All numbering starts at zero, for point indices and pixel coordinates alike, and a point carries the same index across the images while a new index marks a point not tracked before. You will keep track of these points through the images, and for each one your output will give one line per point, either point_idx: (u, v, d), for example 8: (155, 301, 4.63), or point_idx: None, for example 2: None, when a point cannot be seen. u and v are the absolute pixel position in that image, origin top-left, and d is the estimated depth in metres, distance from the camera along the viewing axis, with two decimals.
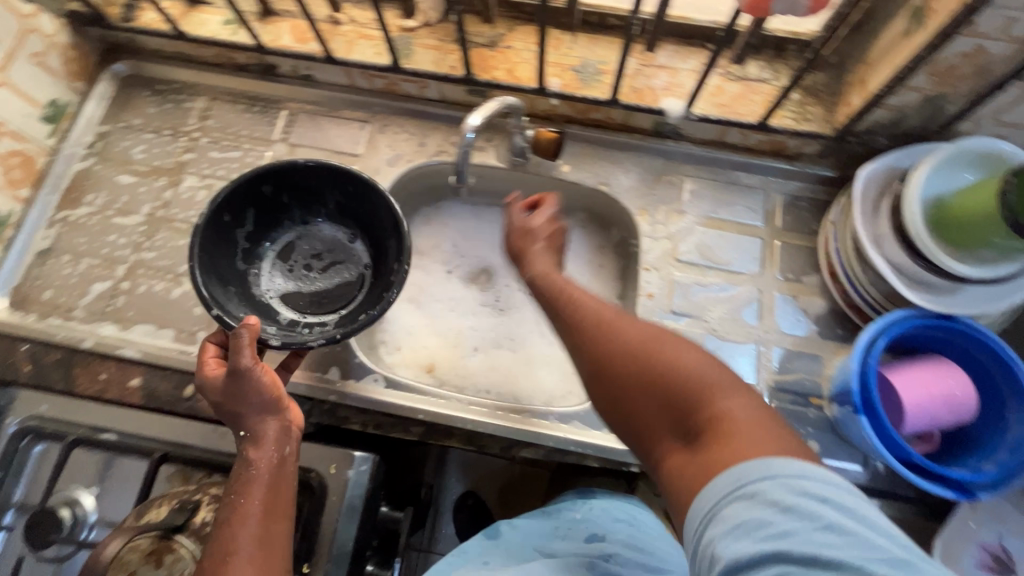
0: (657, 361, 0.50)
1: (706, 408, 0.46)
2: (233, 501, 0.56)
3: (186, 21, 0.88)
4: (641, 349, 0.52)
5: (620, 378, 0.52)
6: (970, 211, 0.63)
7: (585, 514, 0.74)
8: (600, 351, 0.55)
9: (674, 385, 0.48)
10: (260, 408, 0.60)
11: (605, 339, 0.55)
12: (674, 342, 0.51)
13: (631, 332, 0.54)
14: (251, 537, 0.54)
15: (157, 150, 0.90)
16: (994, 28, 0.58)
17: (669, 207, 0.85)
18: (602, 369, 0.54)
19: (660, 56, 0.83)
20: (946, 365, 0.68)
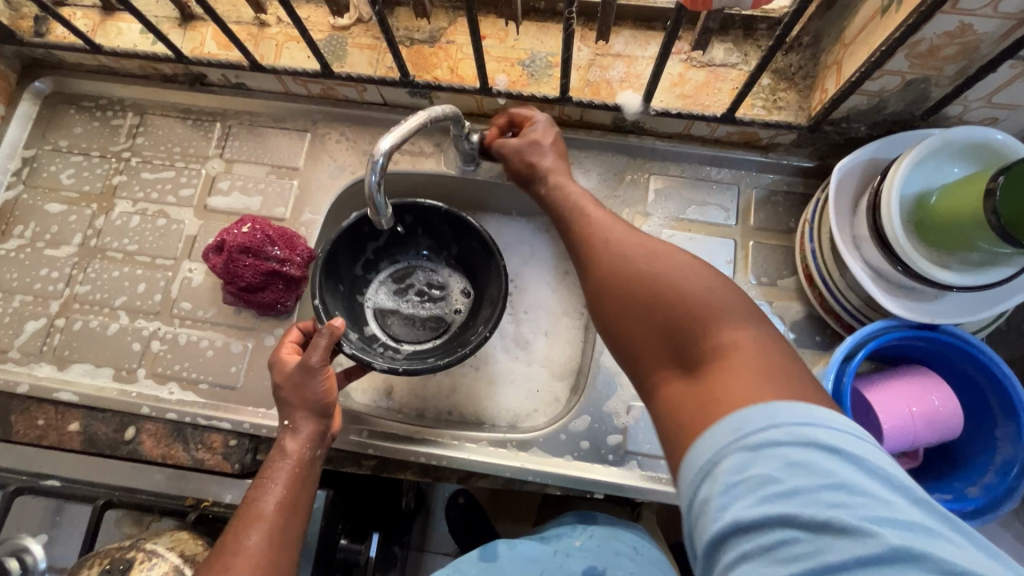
0: (663, 286, 0.47)
1: (709, 337, 0.43)
2: (254, 496, 0.55)
3: (101, 31, 0.81)
4: (646, 274, 0.48)
5: (621, 303, 0.49)
6: (954, 213, 0.56)
7: (585, 543, 0.68)
8: (605, 273, 0.51)
9: (676, 309, 0.45)
10: (315, 407, 0.60)
11: (609, 264, 0.52)
12: (694, 272, 0.47)
13: (638, 257, 0.50)
14: (259, 540, 0.52)
15: (87, 173, 0.84)
16: (979, 4, 0.50)
17: (633, 209, 0.78)
18: (602, 292, 0.51)
19: (616, 43, 0.75)
20: (930, 379, 0.62)
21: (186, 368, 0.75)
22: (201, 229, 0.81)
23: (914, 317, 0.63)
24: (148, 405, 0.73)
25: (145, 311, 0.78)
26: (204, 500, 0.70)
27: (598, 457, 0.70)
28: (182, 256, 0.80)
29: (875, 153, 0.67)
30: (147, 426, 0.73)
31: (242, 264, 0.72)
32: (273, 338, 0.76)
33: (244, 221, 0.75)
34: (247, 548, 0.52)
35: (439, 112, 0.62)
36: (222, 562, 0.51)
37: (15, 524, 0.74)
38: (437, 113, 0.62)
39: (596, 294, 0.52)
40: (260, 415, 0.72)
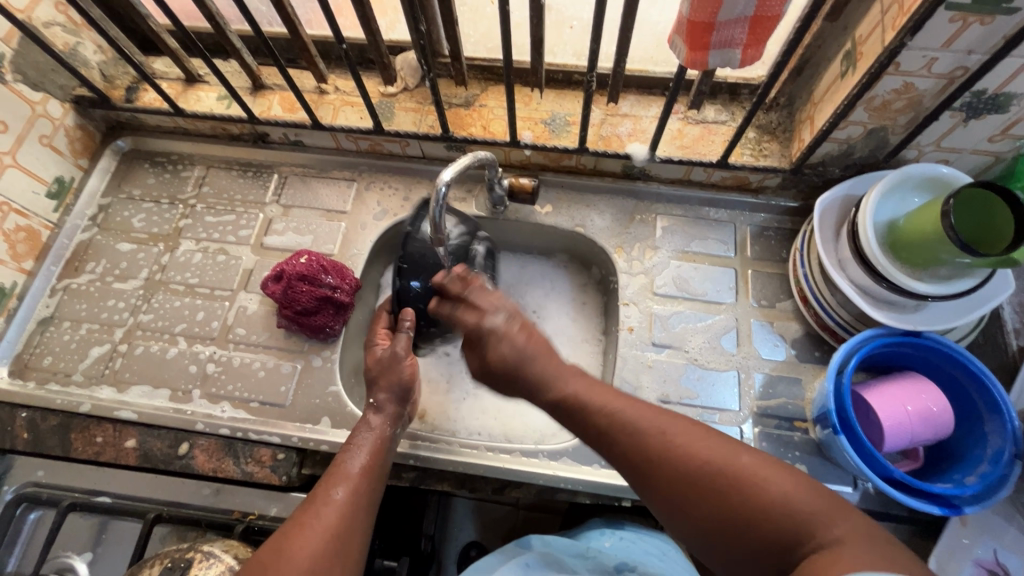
0: (730, 476, 0.49)
1: (814, 539, 0.44)
2: (340, 460, 0.66)
3: (184, 98, 0.94)
4: (712, 467, 0.50)
5: (696, 499, 0.50)
6: (919, 233, 0.66)
7: (614, 544, 0.74)
8: (680, 478, 0.51)
9: (768, 516, 0.47)
10: (398, 390, 0.72)
11: (658, 456, 0.53)
12: (772, 467, 0.50)
13: (689, 440, 0.53)
14: (342, 496, 0.62)
15: (156, 218, 0.94)
16: (918, 67, 0.63)
17: (643, 243, 0.89)
18: (675, 508, 0.52)
19: (623, 106, 0.89)
20: (920, 380, 0.69)
21: (239, 388, 0.81)
22: (258, 263, 0.90)
23: (901, 327, 0.71)
24: (202, 422, 0.78)
25: (202, 336, 0.85)
26: (249, 514, 0.75)
27: None
28: (238, 288, 0.88)
29: (848, 190, 0.79)
30: (200, 442, 0.77)
31: (300, 289, 0.80)
32: (321, 359, 0.83)
33: (301, 253, 0.85)
34: (333, 501, 0.61)
35: (481, 155, 0.74)
36: (312, 510, 0.60)
37: (61, 542, 0.76)
38: (479, 157, 0.73)
39: (667, 505, 0.53)
40: (307, 430, 0.78)
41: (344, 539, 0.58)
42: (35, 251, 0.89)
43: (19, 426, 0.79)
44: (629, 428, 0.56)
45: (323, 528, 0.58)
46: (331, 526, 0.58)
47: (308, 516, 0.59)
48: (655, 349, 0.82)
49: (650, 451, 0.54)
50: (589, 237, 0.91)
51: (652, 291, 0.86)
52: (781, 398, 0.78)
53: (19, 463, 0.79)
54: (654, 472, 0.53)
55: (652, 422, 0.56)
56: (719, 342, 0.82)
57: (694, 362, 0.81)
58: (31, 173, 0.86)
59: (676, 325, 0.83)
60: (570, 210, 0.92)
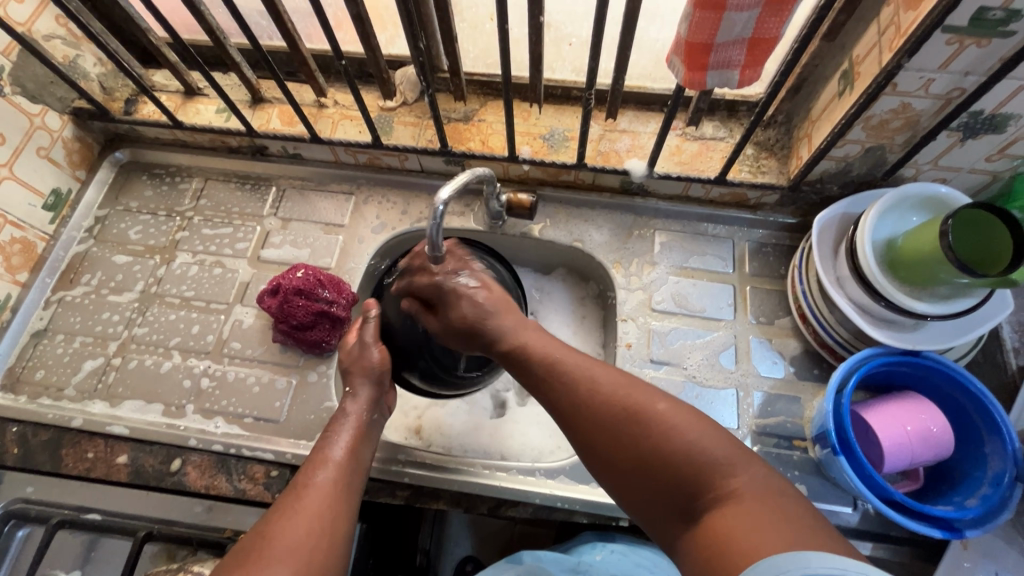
0: (646, 420, 0.51)
1: (714, 486, 0.46)
2: (324, 446, 0.65)
3: (183, 111, 0.94)
4: (631, 413, 0.52)
5: (610, 440, 0.52)
6: (918, 253, 0.66)
7: (605, 557, 0.73)
8: (597, 420, 0.53)
9: (673, 459, 0.48)
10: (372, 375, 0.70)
11: (580, 399, 0.54)
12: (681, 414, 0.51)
13: (618, 388, 0.54)
14: (328, 478, 0.61)
15: (153, 230, 0.94)
16: (914, 87, 0.64)
17: (641, 259, 0.89)
18: (591, 442, 0.53)
19: (622, 121, 0.89)
20: (921, 400, 0.69)
21: (233, 403, 0.80)
22: (254, 277, 0.90)
23: (900, 345, 0.71)
24: (195, 437, 0.77)
25: (196, 350, 0.84)
26: (242, 532, 0.74)
27: None
28: (234, 301, 0.88)
29: (847, 208, 0.79)
30: (193, 458, 0.76)
31: (296, 304, 0.80)
32: (316, 374, 0.82)
33: (298, 267, 0.84)
34: (318, 483, 0.60)
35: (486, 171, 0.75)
36: (295, 494, 0.59)
37: (49, 560, 0.75)
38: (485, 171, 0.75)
39: (585, 439, 0.54)
40: (301, 447, 0.77)
41: (333, 523, 0.57)
42: (30, 263, 0.88)
43: (9, 441, 0.78)
44: (555, 376, 0.57)
45: (314, 508, 0.57)
46: (318, 507, 0.58)
47: (295, 496, 0.58)
48: (654, 366, 0.81)
49: (578, 401, 0.55)
50: (586, 253, 0.90)
51: (650, 307, 0.85)
52: (780, 416, 0.78)
53: (9, 479, 0.78)
54: (575, 415, 0.55)
55: (580, 369, 0.57)
56: (717, 359, 0.82)
57: (693, 379, 0.81)
58: (27, 185, 0.86)
59: (674, 341, 0.83)
60: (568, 225, 0.92)
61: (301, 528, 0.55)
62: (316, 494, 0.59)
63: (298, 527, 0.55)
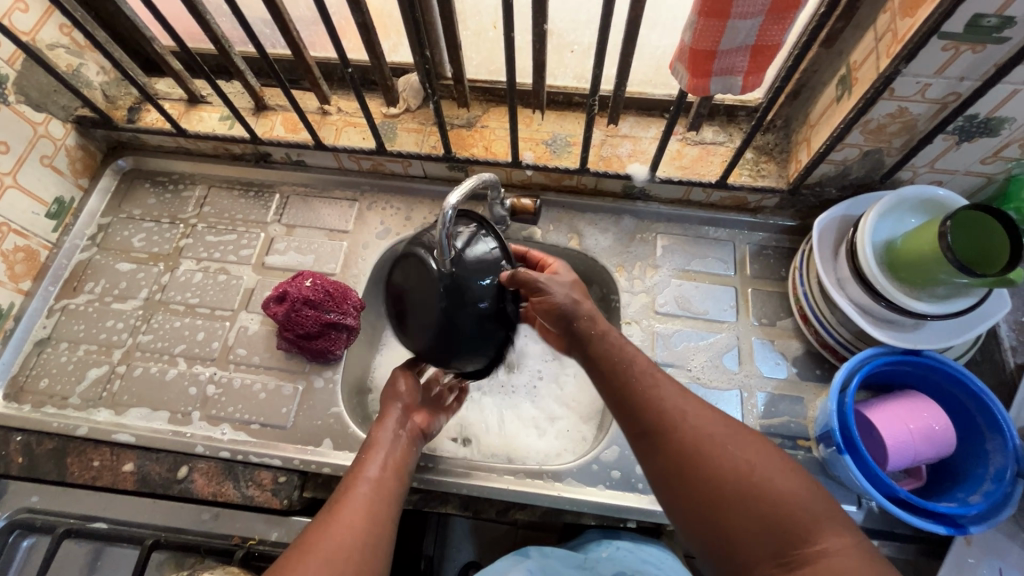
0: (749, 466, 0.53)
1: (812, 540, 0.49)
2: (364, 462, 0.65)
3: (186, 119, 0.95)
4: (735, 455, 0.54)
5: (707, 479, 0.53)
6: (918, 254, 0.68)
7: (612, 554, 0.73)
8: (692, 454, 0.55)
9: (775, 509, 0.51)
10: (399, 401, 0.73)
11: (681, 432, 0.56)
12: (776, 459, 0.54)
13: (716, 428, 0.56)
14: (367, 489, 0.61)
15: (156, 237, 0.94)
16: (911, 92, 0.65)
17: (644, 262, 0.90)
18: (681, 477, 0.55)
19: (623, 127, 0.90)
20: (923, 399, 0.70)
21: (239, 410, 0.80)
22: (259, 283, 0.90)
23: (900, 345, 0.72)
24: (201, 445, 0.77)
25: (202, 357, 0.84)
26: (250, 539, 0.73)
27: (628, 485, 0.75)
28: (239, 307, 0.88)
29: (846, 210, 0.80)
30: (199, 466, 0.76)
31: (304, 314, 0.80)
32: (323, 380, 0.82)
33: (305, 275, 0.84)
34: (355, 495, 0.60)
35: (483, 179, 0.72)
36: (335, 506, 0.59)
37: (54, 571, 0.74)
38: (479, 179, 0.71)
39: (674, 472, 0.55)
40: (308, 452, 0.77)
41: (375, 535, 0.57)
42: (33, 271, 0.88)
43: (13, 451, 0.77)
44: (656, 405, 0.58)
45: (354, 520, 0.57)
46: (360, 518, 0.58)
47: (336, 507, 0.59)
48: (658, 368, 0.82)
49: (676, 436, 0.56)
50: (589, 257, 0.91)
51: (654, 309, 0.86)
52: (784, 416, 0.79)
53: (13, 489, 0.77)
54: (672, 447, 0.56)
55: (680, 404, 0.58)
56: (720, 360, 0.83)
57: (697, 380, 0.81)
58: (30, 193, 0.86)
59: (678, 343, 0.84)
60: (571, 230, 0.92)
61: (343, 539, 0.55)
62: (357, 506, 0.59)
63: (340, 538, 0.55)
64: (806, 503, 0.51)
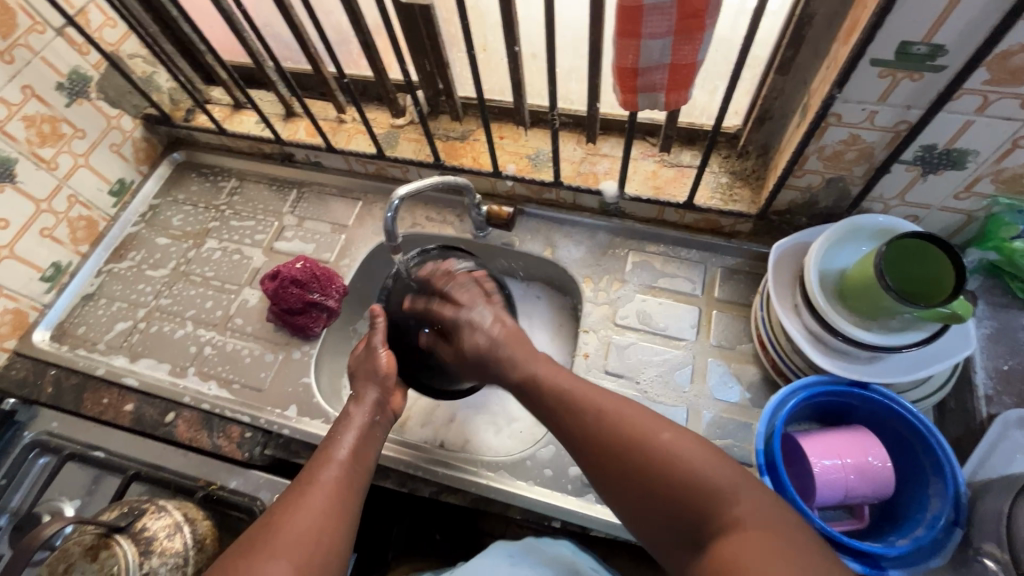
0: (668, 454, 0.54)
1: (722, 512, 0.50)
2: (330, 444, 0.68)
3: (230, 121, 1.11)
4: (640, 437, 0.56)
5: (627, 472, 0.55)
6: (862, 282, 0.66)
7: None
8: (599, 441, 0.58)
9: (680, 483, 0.52)
10: (377, 379, 0.73)
11: (606, 423, 0.58)
12: (682, 436, 0.55)
13: (619, 411, 0.58)
14: (331, 476, 0.65)
15: (191, 219, 1.09)
16: (860, 119, 0.65)
17: (611, 276, 0.92)
18: (597, 466, 0.57)
19: (603, 146, 0.95)
20: (862, 432, 0.67)
21: (226, 370, 0.91)
22: (265, 264, 1.02)
23: (848, 375, 0.70)
24: (190, 395, 0.88)
25: (206, 322, 0.96)
26: (212, 483, 0.81)
27: (558, 485, 0.77)
28: (245, 283, 1.00)
29: (811, 238, 0.79)
30: (184, 414, 0.87)
31: (289, 291, 0.90)
32: (300, 352, 0.91)
33: (298, 259, 0.95)
34: (323, 480, 0.64)
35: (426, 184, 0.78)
36: (302, 489, 0.63)
37: (56, 488, 0.85)
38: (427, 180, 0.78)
39: (592, 462, 0.58)
40: (275, 415, 0.85)
41: (336, 512, 0.62)
42: (91, 238, 1.04)
43: (47, 382, 0.92)
44: (569, 399, 0.62)
45: (313, 507, 0.61)
46: (322, 507, 0.61)
47: (291, 504, 0.61)
48: (608, 377, 0.84)
49: (587, 424, 0.59)
50: (560, 266, 0.95)
51: (613, 321, 0.88)
52: (727, 440, 0.77)
53: (40, 414, 0.91)
54: (587, 438, 0.58)
55: (601, 399, 0.60)
56: (672, 377, 0.83)
57: (644, 393, 0.82)
58: (98, 173, 1.03)
59: (632, 356, 0.85)
60: (547, 239, 0.97)
61: (299, 533, 0.58)
62: (319, 491, 0.62)
63: (295, 533, 0.58)
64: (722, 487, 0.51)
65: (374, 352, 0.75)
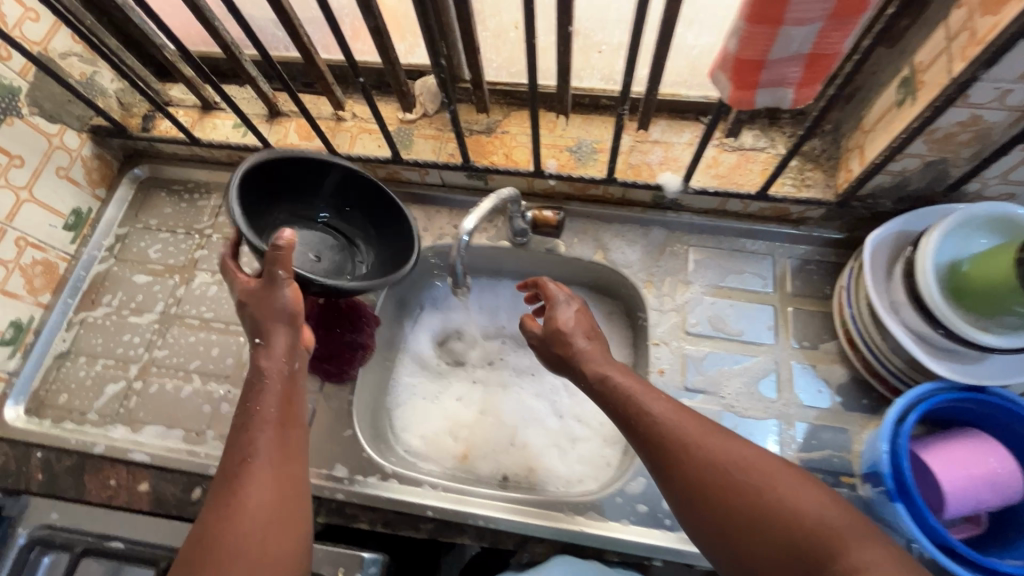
0: (771, 492, 0.49)
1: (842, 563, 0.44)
2: (250, 411, 0.55)
3: (200, 127, 0.93)
4: (746, 480, 0.50)
5: (732, 517, 0.49)
6: (989, 282, 0.60)
7: None
8: (700, 475, 0.52)
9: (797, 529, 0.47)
10: (282, 320, 0.57)
11: (703, 463, 0.52)
12: (788, 477, 0.50)
13: (718, 442, 0.53)
14: (271, 456, 0.53)
15: (172, 248, 0.92)
16: (988, 99, 0.57)
17: (675, 277, 0.84)
18: (695, 502, 0.51)
19: (653, 132, 0.84)
20: (986, 440, 0.63)
21: None
22: None
23: (961, 380, 0.65)
24: (216, 466, 0.76)
25: (216, 374, 0.83)
26: None
27: (655, 520, 0.71)
28: None
29: (903, 225, 0.72)
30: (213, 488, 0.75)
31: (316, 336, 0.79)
32: (336, 400, 0.79)
33: None
34: (256, 466, 0.52)
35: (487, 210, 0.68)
36: (230, 485, 0.51)
37: None
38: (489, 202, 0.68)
39: (689, 497, 0.52)
40: (322, 478, 0.74)
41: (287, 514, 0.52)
42: (52, 284, 0.87)
43: (34, 467, 0.78)
44: (662, 427, 0.55)
45: (253, 513, 0.50)
46: (267, 500, 0.51)
47: (232, 507, 0.50)
48: (689, 395, 0.77)
49: (685, 454, 0.53)
50: (616, 271, 0.85)
51: (685, 330, 0.81)
52: (826, 450, 0.72)
53: (34, 504, 0.74)
54: (687, 473, 0.52)
55: (693, 428, 0.55)
56: (757, 387, 0.77)
57: (730, 409, 0.76)
58: (47, 206, 0.85)
59: (713, 364, 0.78)
60: (597, 241, 0.87)
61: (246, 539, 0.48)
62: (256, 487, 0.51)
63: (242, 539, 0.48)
64: (844, 533, 0.46)
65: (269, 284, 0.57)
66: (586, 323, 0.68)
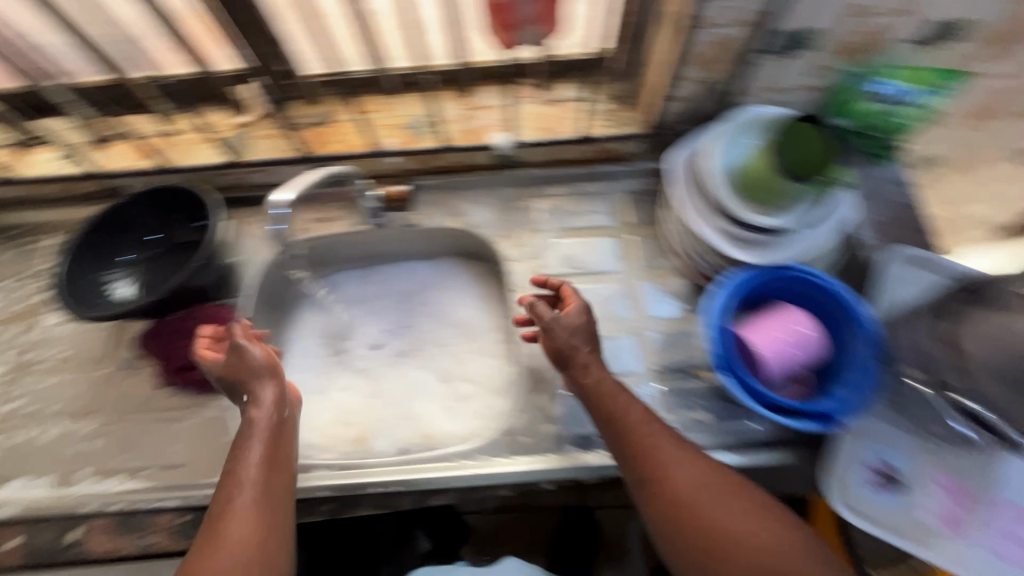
0: (721, 534, 0.62)
1: None
2: (234, 467, 0.67)
3: (25, 162, 0.96)
4: (698, 501, 0.64)
5: (689, 528, 0.63)
6: (762, 173, 0.71)
7: None
8: (673, 493, 0.64)
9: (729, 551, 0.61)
10: (263, 376, 0.75)
11: (670, 484, 0.65)
12: (733, 504, 0.64)
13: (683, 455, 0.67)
14: (248, 501, 0.64)
15: (13, 296, 0.97)
16: (721, 18, 0.69)
17: (526, 229, 0.94)
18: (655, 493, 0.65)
19: (479, 98, 0.93)
20: (788, 308, 0.75)
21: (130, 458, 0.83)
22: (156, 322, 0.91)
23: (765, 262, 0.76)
24: (85, 505, 0.79)
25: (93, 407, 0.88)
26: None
27: (541, 450, 0.77)
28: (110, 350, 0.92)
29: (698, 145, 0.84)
30: (97, 523, 0.79)
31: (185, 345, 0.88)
32: (208, 410, 0.87)
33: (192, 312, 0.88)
34: (240, 509, 0.63)
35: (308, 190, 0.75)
36: (213, 526, 0.62)
37: None
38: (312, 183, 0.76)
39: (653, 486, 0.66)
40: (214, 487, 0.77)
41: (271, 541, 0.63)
42: None
43: None
44: (642, 442, 0.68)
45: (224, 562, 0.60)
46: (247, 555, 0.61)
47: (216, 525, 0.62)
48: None
49: (660, 483, 0.65)
50: (474, 233, 0.95)
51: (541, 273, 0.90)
52: (677, 351, 0.84)
53: None
54: (660, 487, 0.65)
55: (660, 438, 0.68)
56: (613, 309, 0.87)
57: None
58: None
59: (582, 295, 0.86)
60: (448, 205, 0.97)
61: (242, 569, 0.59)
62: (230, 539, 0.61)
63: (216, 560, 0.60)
64: (772, 550, 0.61)
65: (238, 348, 0.75)
66: (585, 324, 0.78)
